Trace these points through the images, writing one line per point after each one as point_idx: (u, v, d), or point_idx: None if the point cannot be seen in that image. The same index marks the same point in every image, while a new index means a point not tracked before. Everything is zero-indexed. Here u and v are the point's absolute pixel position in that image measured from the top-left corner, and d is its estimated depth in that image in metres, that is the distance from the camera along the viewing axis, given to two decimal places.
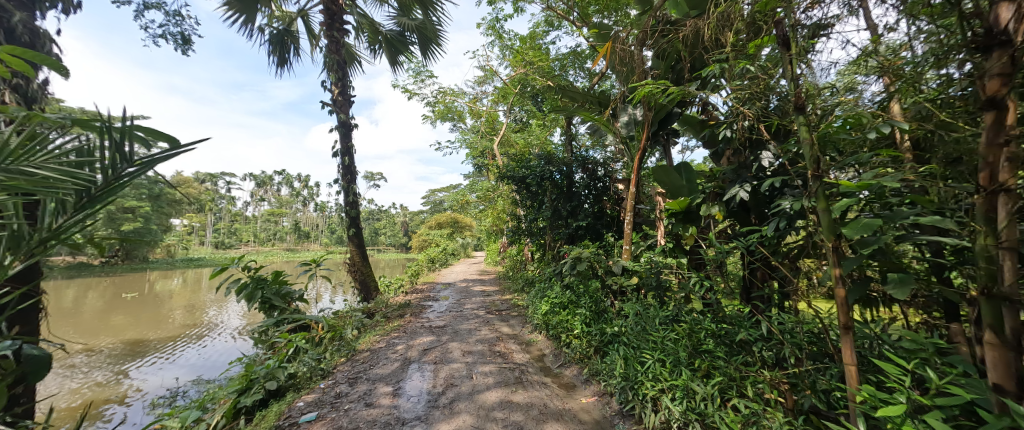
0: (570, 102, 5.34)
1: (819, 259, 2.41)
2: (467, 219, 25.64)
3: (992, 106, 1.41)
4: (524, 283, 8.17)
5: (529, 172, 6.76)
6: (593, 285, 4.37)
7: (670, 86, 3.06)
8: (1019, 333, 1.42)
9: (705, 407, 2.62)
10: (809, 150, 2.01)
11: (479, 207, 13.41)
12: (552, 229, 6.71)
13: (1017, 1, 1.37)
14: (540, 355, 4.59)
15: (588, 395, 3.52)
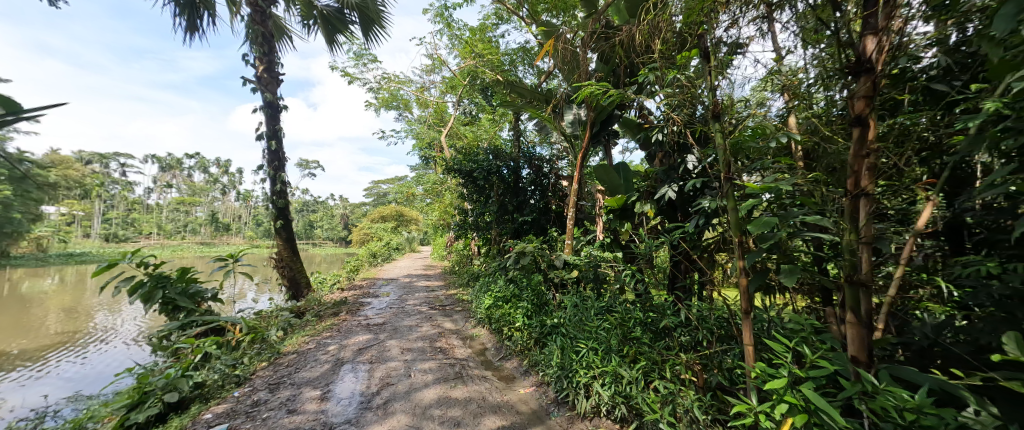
0: (518, 98, 5.43)
1: (731, 252, 2.70)
2: (410, 212, 24.94)
3: (857, 123, 1.68)
4: (469, 278, 8.17)
5: (476, 166, 6.73)
6: (535, 279, 4.48)
7: (611, 89, 3.20)
8: (871, 312, 1.72)
9: (630, 390, 2.84)
10: (722, 156, 2.24)
11: (426, 201, 13.14)
12: (498, 224, 6.76)
13: (879, 35, 1.63)
14: (481, 349, 4.63)
15: (527, 386, 3.65)
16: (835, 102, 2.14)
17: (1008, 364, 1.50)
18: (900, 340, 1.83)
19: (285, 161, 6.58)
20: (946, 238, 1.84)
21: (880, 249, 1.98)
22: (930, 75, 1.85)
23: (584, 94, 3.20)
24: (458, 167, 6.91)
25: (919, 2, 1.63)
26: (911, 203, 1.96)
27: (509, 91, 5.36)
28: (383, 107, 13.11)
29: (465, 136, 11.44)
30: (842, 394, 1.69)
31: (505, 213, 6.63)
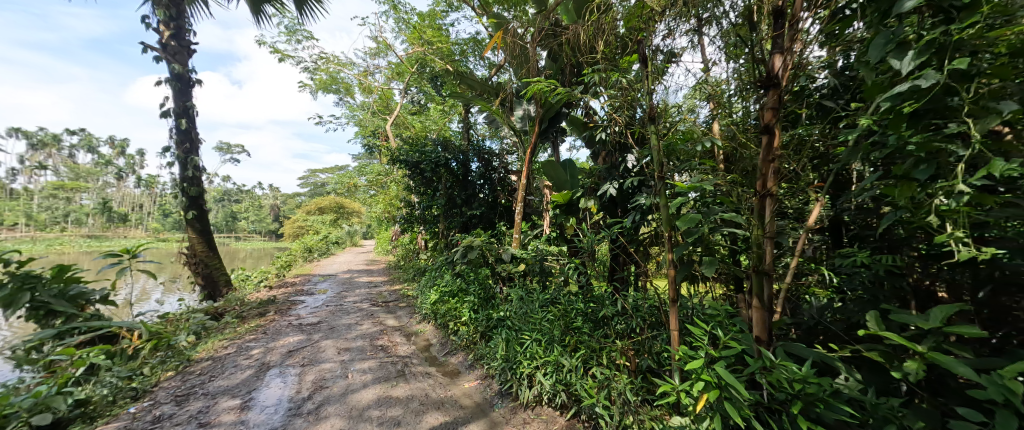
0: (468, 90, 5.43)
1: (663, 245, 2.93)
2: (352, 203, 23.84)
3: (765, 132, 1.91)
4: (414, 273, 8.04)
5: (423, 157, 6.57)
6: (482, 272, 4.53)
7: (558, 87, 3.30)
8: (772, 298, 1.97)
9: (570, 378, 2.99)
10: (656, 156, 2.44)
11: (369, 192, 12.64)
12: (445, 218, 6.70)
13: (785, 55, 1.85)
14: (425, 345, 4.61)
15: (471, 380, 3.71)
16: (750, 113, 2.41)
17: (871, 338, 1.81)
18: (793, 320, 2.13)
19: (199, 142, 6.03)
20: (831, 233, 2.16)
21: (781, 243, 2.28)
22: (824, 92, 2.15)
23: (532, 90, 3.27)
24: (404, 158, 6.72)
25: (817, 30, 1.88)
26: (806, 203, 2.27)
27: (459, 83, 5.32)
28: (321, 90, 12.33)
29: (412, 126, 11.14)
30: (748, 371, 1.93)
31: (453, 206, 6.59)
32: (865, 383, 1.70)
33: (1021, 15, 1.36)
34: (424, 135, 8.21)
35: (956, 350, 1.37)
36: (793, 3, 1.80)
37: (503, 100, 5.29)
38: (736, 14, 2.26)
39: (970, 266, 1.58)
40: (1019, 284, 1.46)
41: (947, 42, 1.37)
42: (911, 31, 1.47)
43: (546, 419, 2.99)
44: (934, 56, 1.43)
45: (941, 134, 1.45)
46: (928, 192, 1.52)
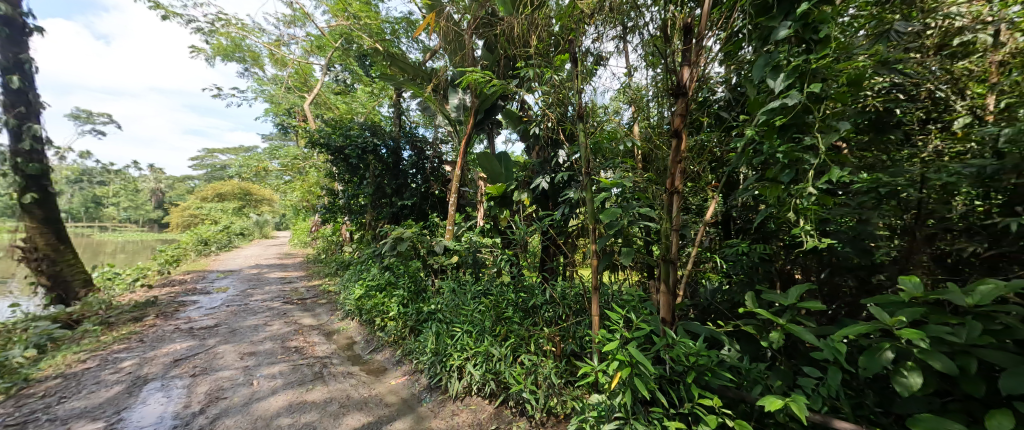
0: (399, 73, 5.27)
1: (588, 237, 3.14)
2: (262, 190, 21.69)
3: (674, 135, 2.13)
4: (337, 267, 7.62)
5: (347, 142, 6.22)
6: (412, 265, 4.46)
7: (494, 78, 3.33)
8: (676, 283, 2.23)
9: (500, 366, 3.09)
10: (583, 154, 2.61)
11: (285, 178, 11.63)
12: (373, 208, 6.44)
13: (692, 68, 2.07)
14: (347, 343, 4.44)
15: (398, 376, 3.67)
16: (663, 118, 2.61)
17: (749, 314, 2.15)
18: (692, 301, 2.43)
19: (38, 105, 5.13)
20: (723, 227, 2.50)
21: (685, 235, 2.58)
22: (721, 104, 2.47)
23: (468, 79, 3.30)
24: (327, 142, 6.29)
25: (718, 49, 2.14)
26: (705, 201, 2.59)
27: (389, 64, 5.13)
28: (221, 58, 10.91)
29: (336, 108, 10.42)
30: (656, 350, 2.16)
31: (382, 196, 6.34)
32: (742, 352, 2.01)
33: (856, 53, 1.71)
34: (350, 119, 7.74)
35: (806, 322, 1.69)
36: (698, 22, 2.02)
37: (437, 87, 5.23)
38: (656, 24, 2.41)
39: (819, 253, 1.94)
40: (849, 267, 1.85)
41: (806, 69, 1.66)
42: (784, 57, 1.75)
43: (475, 409, 3.06)
44: (798, 79, 1.73)
45: (800, 146, 1.76)
46: (790, 193, 1.84)
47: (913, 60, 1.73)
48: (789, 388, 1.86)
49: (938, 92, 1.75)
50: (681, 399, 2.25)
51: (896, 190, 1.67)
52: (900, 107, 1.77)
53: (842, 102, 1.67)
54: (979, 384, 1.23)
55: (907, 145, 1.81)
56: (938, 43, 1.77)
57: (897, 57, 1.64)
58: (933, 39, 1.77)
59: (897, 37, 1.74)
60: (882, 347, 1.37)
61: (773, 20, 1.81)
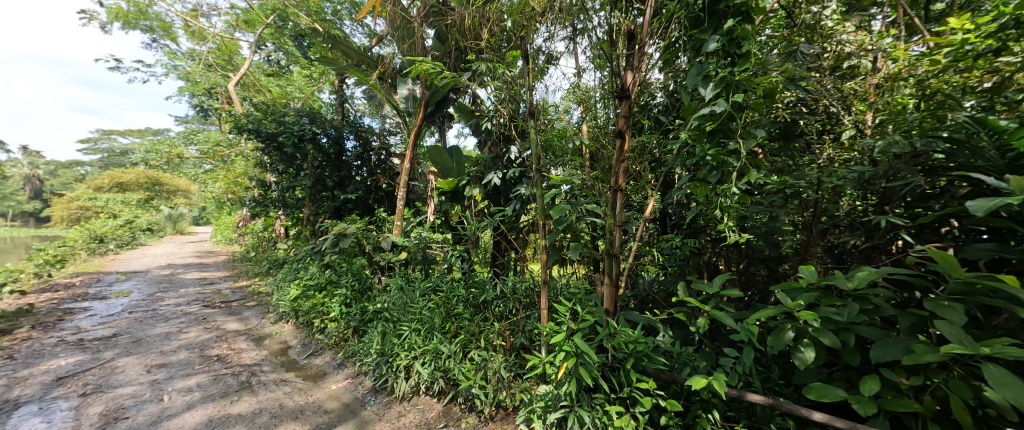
0: (342, 57, 5.05)
1: (538, 232, 3.21)
2: (177, 180, 19.48)
3: (617, 136, 2.25)
4: (270, 266, 6.96)
5: (281, 129, 5.74)
6: (357, 262, 4.22)
7: (444, 70, 3.24)
8: (618, 275, 2.36)
9: (449, 364, 2.95)
10: (534, 150, 2.66)
11: (206, 168, 10.53)
12: (313, 201, 6.11)
13: (634, 73, 2.17)
14: (281, 348, 4.05)
15: (339, 380, 3.39)
16: (609, 119, 2.68)
17: (680, 303, 2.34)
18: (632, 292, 2.58)
19: None
20: (660, 222, 2.69)
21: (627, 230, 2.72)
22: (660, 108, 2.66)
23: (418, 70, 3.19)
24: (257, 128, 5.75)
25: (657, 56, 2.27)
26: (645, 198, 2.75)
27: (331, 47, 4.88)
28: (121, 25, 9.52)
29: (268, 92, 9.53)
30: (603, 341, 2.21)
31: (323, 189, 6.03)
32: (674, 337, 2.20)
33: (770, 69, 1.97)
34: (284, 104, 7.11)
35: (729, 309, 1.87)
36: (641, 30, 2.14)
37: (384, 75, 5.04)
38: (603, 27, 2.49)
39: (738, 247, 2.20)
40: (761, 257, 2.10)
41: (731, 80, 1.86)
42: (712, 68, 1.92)
43: (423, 408, 2.91)
44: (724, 90, 1.91)
45: (725, 150, 1.94)
46: (716, 192, 2.03)
47: (812, 79, 1.99)
48: (713, 368, 2.05)
49: (831, 108, 2.01)
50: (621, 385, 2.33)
51: (798, 191, 1.95)
52: (802, 119, 2.03)
53: (759, 112, 1.89)
54: (856, 356, 1.47)
55: (808, 152, 2.08)
56: (832, 64, 2.04)
57: (802, 76, 1.92)
58: (828, 61, 2.04)
59: (803, 57, 2.06)
60: (784, 328, 1.57)
61: (704, 33, 1.98)
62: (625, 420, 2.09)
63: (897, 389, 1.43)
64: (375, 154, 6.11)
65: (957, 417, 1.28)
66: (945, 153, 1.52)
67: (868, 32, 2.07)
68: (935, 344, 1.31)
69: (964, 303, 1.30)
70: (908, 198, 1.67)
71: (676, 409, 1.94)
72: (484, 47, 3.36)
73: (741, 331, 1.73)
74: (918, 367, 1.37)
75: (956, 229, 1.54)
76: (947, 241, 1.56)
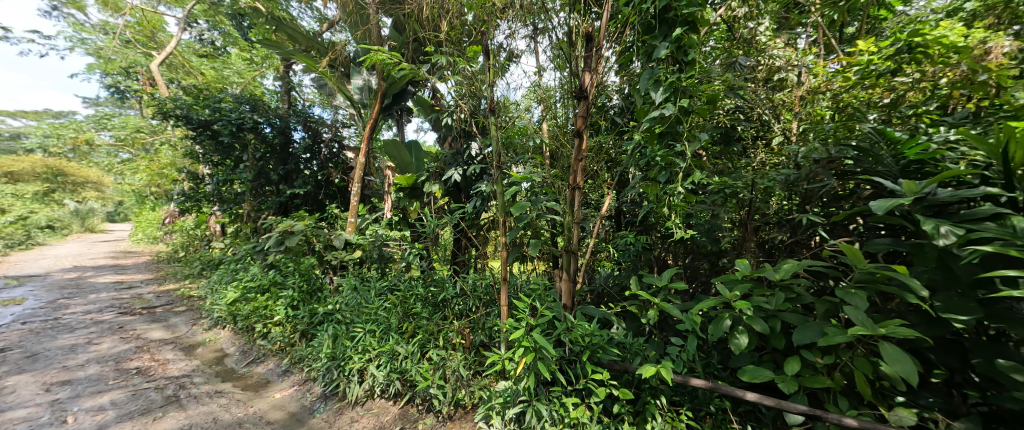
0: (287, 41, 4.78)
1: (498, 229, 3.19)
2: (85, 171, 17.12)
3: (575, 135, 2.29)
4: (202, 267, 6.02)
5: (217, 116, 5.28)
6: (305, 262, 3.87)
7: (402, 61, 3.01)
8: (576, 271, 2.41)
9: (406, 364, 2.72)
10: (494, 146, 2.58)
11: (121, 157, 9.30)
12: (253, 196, 5.63)
13: (592, 76, 2.22)
14: (216, 357, 3.45)
15: (284, 388, 2.99)
16: (569, 119, 2.71)
17: (632, 296, 2.46)
18: (589, 287, 2.66)
19: None
20: (615, 220, 2.79)
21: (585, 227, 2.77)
22: (615, 110, 2.77)
23: (374, 60, 2.96)
24: (188, 114, 5.17)
25: (613, 60, 2.32)
26: (601, 197, 2.82)
27: (276, 30, 4.60)
28: None
29: (199, 73, 8.42)
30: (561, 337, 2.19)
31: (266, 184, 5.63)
32: (628, 329, 2.29)
33: (713, 77, 2.12)
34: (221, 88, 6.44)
35: (675, 301, 2.00)
36: (597, 33, 2.18)
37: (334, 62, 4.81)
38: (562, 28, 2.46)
39: (684, 243, 2.40)
40: (703, 253, 2.31)
41: (679, 87, 1.98)
42: (662, 74, 2.02)
43: (378, 412, 2.64)
44: (672, 94, 2.04)
45: (672, 152, 2.08)
46: (665, 190, 2.15)
47: (748, 89, 2.17)
48: (661, 356, 2.16)
49: (764, 115, 2.21)
50: (577, 377, 2.31)
51: (737, 191, 2.11)
52: (739, 125, 2.22)
53: (703, 117, 2.04)
54: (782, 341, 1.63)
55: (744, 156, 2.27)
56: (766, 76, 2.21)
57: (740, 85, 2.09)
58: (762, 73, 2.21)
59: (740, 68, 2.24)
60: (722, 318, 1.71)
61: (655, 39, 2.10)
62: (580, 411, 2.04)
63: (814, 367, 1.62)
64: (325, 146, 5.77)
65: (861, 390, 1.47)
66: (852, 160, 1.74)
67: (794, 50, 2.31)
68: (844, 327, 1.50)
69: (868, 291, 1.49)
70: (825, 198, 1.89)
71: (628, 397, 1.99)
72: (442, 38, 3.27)
73: (686, 320, 1.85)
74: (831, 347, 1.56)
75: (863, 225, 1.77)
76: (857, 235, 1.78)
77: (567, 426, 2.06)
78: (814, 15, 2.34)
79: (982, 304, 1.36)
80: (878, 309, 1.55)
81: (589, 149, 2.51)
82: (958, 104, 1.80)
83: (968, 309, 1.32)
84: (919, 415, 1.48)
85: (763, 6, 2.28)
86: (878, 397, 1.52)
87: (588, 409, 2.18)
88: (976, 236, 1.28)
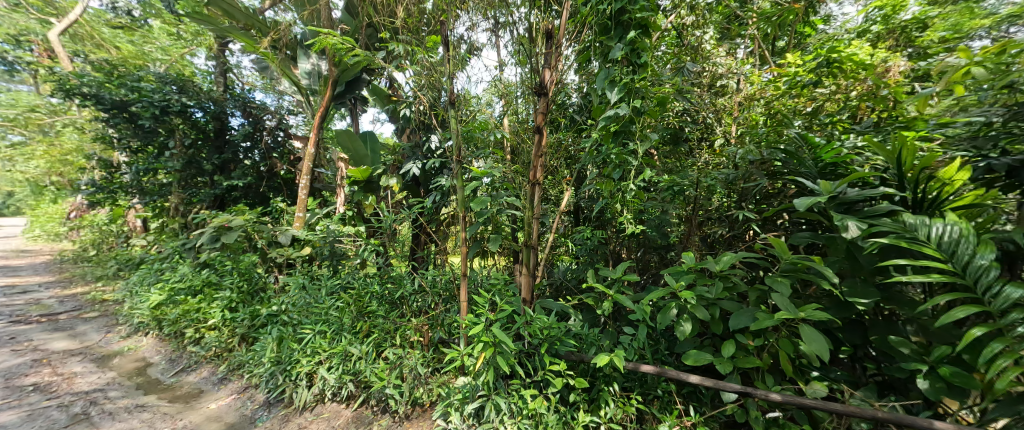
0: (222, 17, 4.42)
1: (458, 224, 3.20)
2: None
3: (536, 131, 2.30)
4: (118, 267, 5.13)
5: (137, 97, 4.71)
6: (245, 260, 3.54)
7: (355, 47, 2.71)
8: (535, 265, 2.44)
9: (360, 366, 2.54)
10: (454, 140, 2.46)
11: (13, 142, 8.04)
12: (181, 187, 5.08)
13: (551, 73, 2.20)
14: (137, 368, 3.04)
15: (220, 398, 2.71)
16: (530, 115, 2.65)
17: (588, 289, 2.57)
18: (548, 281, 2.72)
19: None
20: (573, 215, 2.87)
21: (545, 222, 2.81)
22: (575, 109, 2.84)
23: (322, 44, 2.62)
24: (98, 93, 4.62)
25: (572, 57, 2.31)
26: (561, 193, 2.85)
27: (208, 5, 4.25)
28: None
29: (113, 47, 7.35)
30: (523, 330, 2.17)
31: (197, 173, 5.12)
32: (585, 320, 2.36)
33: (663, 80, 2.27)
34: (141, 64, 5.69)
35: (629, 292, 2.08)
36: (558, 30, 2.18)
37: (276, 42, 4.48)
38: (524, 25, 2.42)
39: (636, 237, 2.56)
40: (650, 245, 2.49)
41: (630, 87, 2.09)
42: (616, 74, 2.12)
43: (329, 417, 2.46)
44: (626, 94, 2.13)
45: (626, 150, 2.18)
46: (618, 188, 2.28)
47: (694, 93, 2.32)
48: (614, 345, 2.27)
49: (708, 118, 2.37)
50: (535, 369, 2.33)
51: (684, 189, 2.24)
52: (687, 127, 2.37)
53: (653, 118, 2.17)
54: (721, 326, 1.78)
55: (691, 156, 2.42)
56: (709, 82, 2.38)
57: (685, 89, 2.25)
58: (706, 79, 2.38)
59: (687, 73, 2.39)
60: (669, 307, 1.84)
61: (611, 40, 2.20)
62: (538, 402, 2.08)
63: (746, 349, 1.79)
64: (268, 135, 5.32)
65: (784, 367, 1.65)
66: (780, 162, 1.92)
67: (734, 59, 2.51)
68: (772, 312, 1.67)
69: (791, 279, 1.68)
70: (758, 197, 2.08)
71: (584, 385, 2.06)
72: (391, 26, 3.16)
73: (637, 311, 1.95)
74: (761, 331, 1.73)
75: (788, 221, 1.98)
76: (783, 230, 1.99)
77: (525, 418, 2.09)
78: (751, 28, 2.55)
79: (878, 289, 1.59)
80: (799, 296, 1.74)
81: (550, 146, 2.55)
82: (864, 115, 2.07)
83: (869, 293, 1.53)
84: (829, 386, 1.69)
85: (709, 16, 2.47)
86: (797, 373, 1.71)
87: (546, 400, 2.22)
88: (876, 230, 1.49)
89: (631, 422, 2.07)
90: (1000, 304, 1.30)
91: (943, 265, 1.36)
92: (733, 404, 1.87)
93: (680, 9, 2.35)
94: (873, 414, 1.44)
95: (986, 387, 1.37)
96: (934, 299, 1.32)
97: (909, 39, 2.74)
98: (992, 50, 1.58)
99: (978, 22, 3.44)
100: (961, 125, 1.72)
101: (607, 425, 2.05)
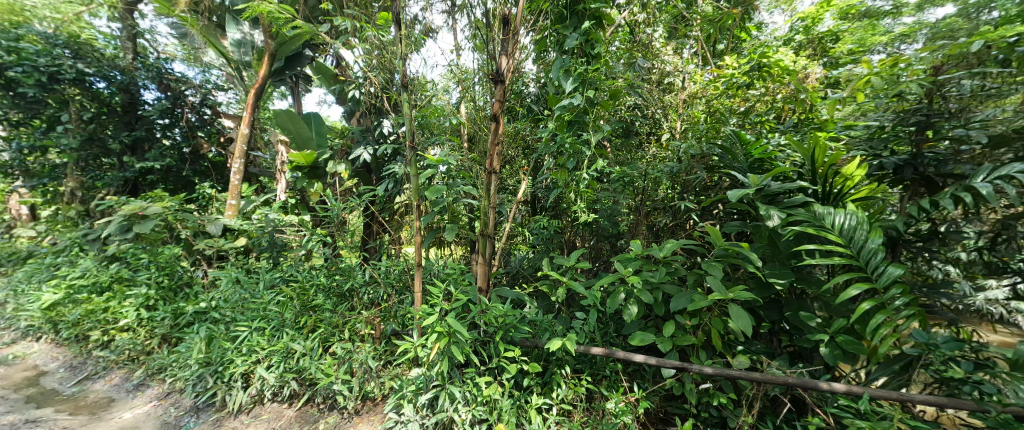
0: None
1: (412, 213, 3.13)
2: None
3: (492, 119, 2.28)
4: None
5: (17, 61, 4.12)
6: (165, 252, 3.17)
7: (296, 17, 2.51)
8: (490, 254, 2.43)
9: (303, 363, 2.43)
10: (406, 125, 2.37)
11: None
12: (80, 169, 4.47)
13: (506, 59, 2.18)
14: (27, 378, 2.66)
15: (136, 405, 2.45)
16: (487, 103, 2.62)
17: (543, 277, 2.63)
18: (505, 270, 2.75)
19: None
20: (531, 205, 2.89)
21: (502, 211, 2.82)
22: (532, 98, 2.86)
23: (257, 11, 2.44)
24: None
25: (529, 43, 2.29)
26: (518, 182, 2.86)
27: None
28: None
29: None
30: (477, 319, 2.17)
31: (101, 153, 4.54)
32: (538, 308, 2.42)
33: (616, 74, 2.34)
34: (21, 14, 4.63)
35: (581, 280, 2.15)
36: (514, 17, 2.16)
37: (197, 6, 4.07)
38: (481, 8, 2.35)
39: (590, 226, 2.67)
40: (602, 233, 2.63)
41: (583, 77, 2.14)
42: (571, 65, 2.15)
43: (268, 418, 2.33)
44: (581, 85, 2.20)
45: (580, 140, 2.25)
46: (572, 177, 2.37)
47: (644, 88, 2.44)
48: (566, 330, 2.36)
49: (656, 114, 2.54)
50: (489, 357, 2.36)
51: (632, 180, 2.38)
52: (637, 121, 2.51)
53: (605, 110, 2.26)
54: (662, 308, 1.92)
55: (641, 148, 2.53)
56: (658, 79, 2.55)
57: (629, 83, 2.35)
58: (656, 76, 2.55)
59: (639, 69, 2.52)
60: (618, 291, 1.94)
61: (567, 29, 2.26)
62: (493, 388, 2.11)
63: (683, 328, 1.96)
64: (190, 111, 4.94)
65: (715, 343, 1.84)
66: (717, 157, 2.11)
67: (680, 58, 2.68)
68: (706, 293, 1.83)
69: (723, 263, 1.85)
70: (698, 189, 2.27)
71: (537, 370, 2.12)
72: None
73: (588, 297, 2.02)
74: (697, 311, 1.91)
75: (722, 210, 2.19)
76: (718, 218, 2.20)
77: (479, 405, 2.13)
78: (695, 29, 2.74)
79: (793, 270, 1.79)
80: (729, 278, 1.93)
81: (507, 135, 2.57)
82: (787, 116, 2.34)
83: (785, 274, 1.73)
84: (751, 358, 1.89)
85: (658, 15, 2.64)
86: (725, 347, 1.91)
87: (500, 386, 2.27)
88: (793, 219, 1.67)
89: (581, 402, 2.17)
90: (884, 281, 1.53)
91: (843, 249, 1.56)
92: (671, 378, 2.04)
93: (632, 5, 2.43)
94: (784, 380, 1.64)
95: (870, 351, 1.61)
96: (837, 278, 1.51)
97: (824, 50, 3.11)
98: (886, 63, 1.83)
99: (877, 39, 4.06)
100: (861, 127, 2.01)
101: (558, 406, 2.14)
